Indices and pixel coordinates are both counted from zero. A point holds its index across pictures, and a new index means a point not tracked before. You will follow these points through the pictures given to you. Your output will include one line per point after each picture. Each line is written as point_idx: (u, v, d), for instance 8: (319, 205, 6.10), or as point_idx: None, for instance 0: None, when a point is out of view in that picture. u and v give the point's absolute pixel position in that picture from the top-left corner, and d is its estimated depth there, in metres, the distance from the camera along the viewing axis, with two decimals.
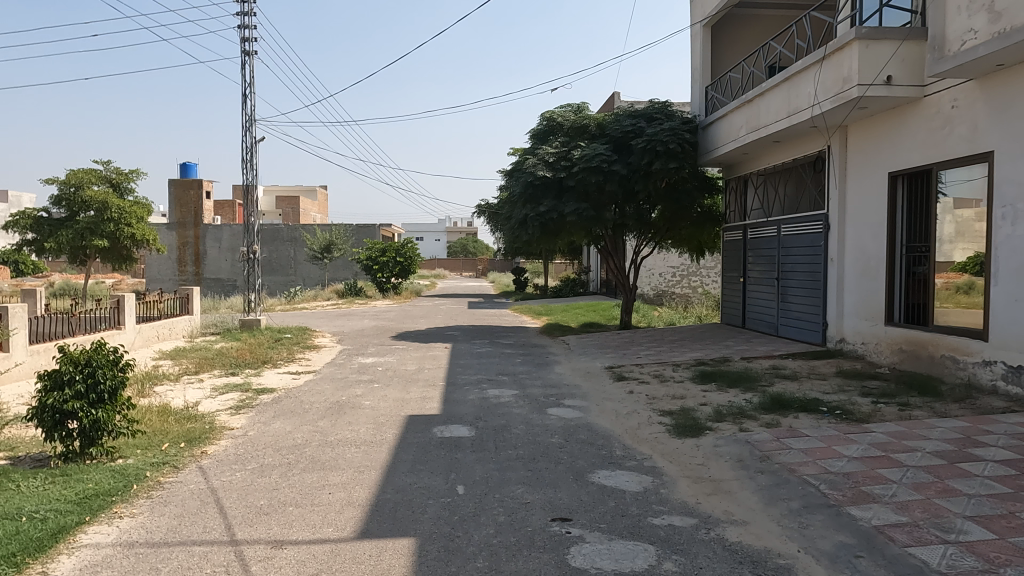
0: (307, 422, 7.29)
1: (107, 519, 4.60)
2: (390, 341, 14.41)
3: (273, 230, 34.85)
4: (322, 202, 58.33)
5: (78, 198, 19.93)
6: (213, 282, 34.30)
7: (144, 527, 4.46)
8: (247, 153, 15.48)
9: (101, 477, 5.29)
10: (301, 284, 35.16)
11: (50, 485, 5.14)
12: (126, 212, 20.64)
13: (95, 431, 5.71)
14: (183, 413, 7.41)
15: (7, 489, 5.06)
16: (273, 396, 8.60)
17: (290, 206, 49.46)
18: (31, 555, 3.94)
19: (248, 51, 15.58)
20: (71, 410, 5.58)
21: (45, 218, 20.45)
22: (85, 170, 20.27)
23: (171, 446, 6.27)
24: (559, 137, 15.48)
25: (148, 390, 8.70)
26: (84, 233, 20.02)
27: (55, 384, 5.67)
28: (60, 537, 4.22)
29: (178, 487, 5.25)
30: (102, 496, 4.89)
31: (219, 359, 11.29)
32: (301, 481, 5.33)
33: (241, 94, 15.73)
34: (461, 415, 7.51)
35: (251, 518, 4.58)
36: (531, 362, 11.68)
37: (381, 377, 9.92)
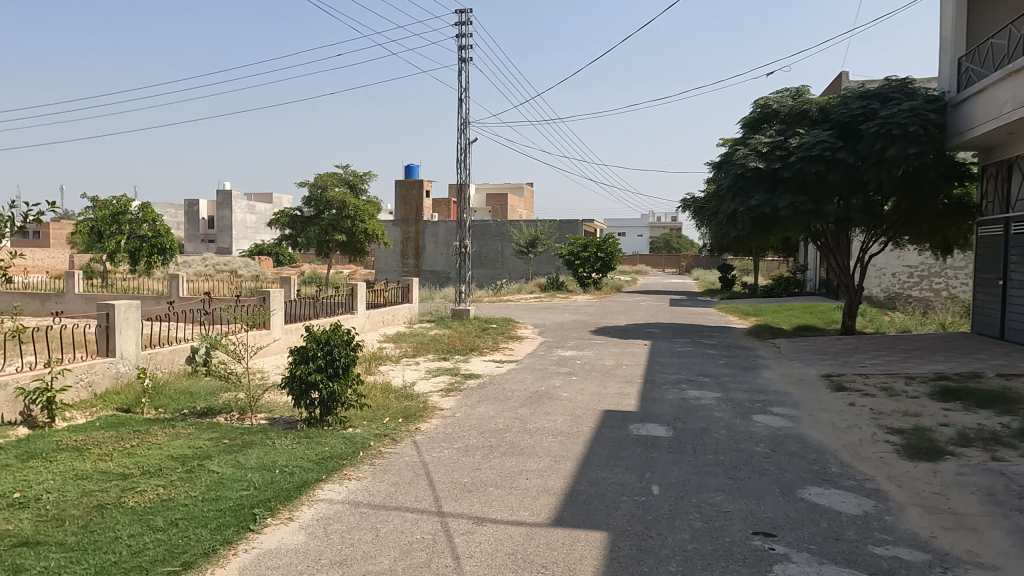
0: (508, 409, 7.64)
1: (338, 479, 5.25)
2: (589, 335, 14.54)
3: (483, 226, 37.02)
4: (528, 200, 60.76)
5: (323, 198, 23.00)
6: (430, 274, 37.31)
7: (368, 490, 5.01)
8: (461, 154, 16.60)
9: (335, 442, 6.06)
10: (507, 277, 36.79)
11: (297, 444, 6.02)
12: (360, 210, 23.35)
13: (331, 402, 6.57)
14: (401, 392, 8.20)
15: (265, 445, 6.03)
16: (478, 382, 9.16)
17: (499, 204, 52.26)
18: (281, 503, 4.67)
19: (464, 58, 16.66)
20: (313, 381, 6.45)
21: (298, 215, 23.76)
22: (329, 174, 23.32)
23: (391, 420, 6.99)
24: (774, 125, 14.47)
25: (374, 368, 9.81)
26: (327, 229, 23.05)
27: (302, 359, 6.59)
28: (303, 490, 4.93)
29: (396, 457, 5.81)
30: (335, 458, 5.61)
31: (433, 344, 12.30)
32: (501, 463, 5.60)
33: (457, 98, 16.85)
34: (659, 414, 7.34)
35: (456, 492, 4.93)
36: (735, 364, 11.05)
37: (579, 370, 10.07)
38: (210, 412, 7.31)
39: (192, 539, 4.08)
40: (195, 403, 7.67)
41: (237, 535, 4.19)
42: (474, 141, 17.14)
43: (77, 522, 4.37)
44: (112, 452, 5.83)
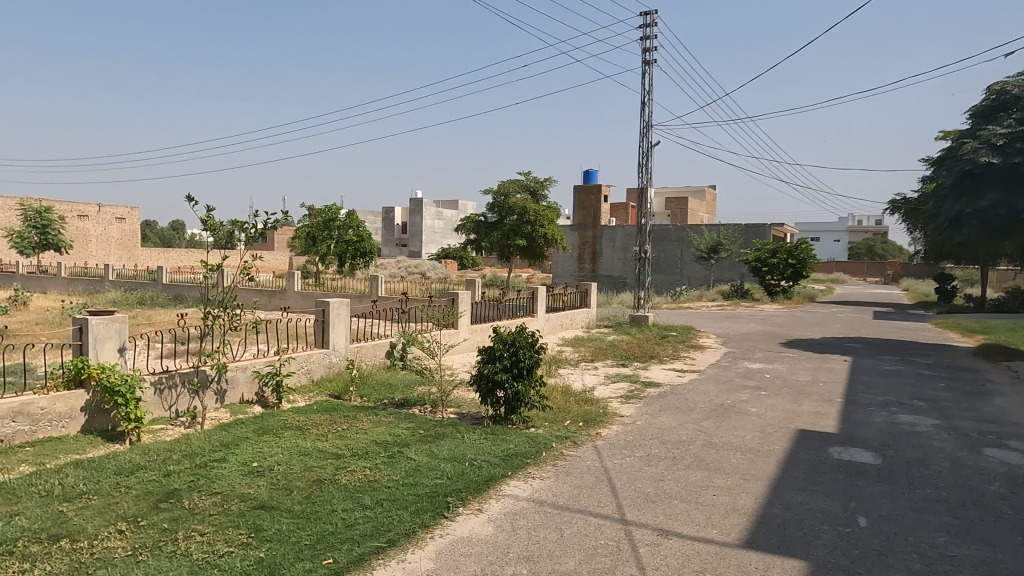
0: (692, 421, 7.37)
1: (523, 476, 5.42)
2: (779, 348, 13.57)
3: (663, 230, 36.27)
4: (710, 204, 58.35)
5: (506, 204, 23.99)
6: (607, 279, 37.15)
7: (551, 490, 5.11)
8: (643, 158, 16.37)
9: (520, 440, 6.29)
10: (687, 284, 35.44)
11: (484, 439, 6.33)
12: (540, 215, 23.97)
13: (516, 401, 6.81)
14: (582, 396, 8.26)
15: (456, 438, 6.41)
16: (659, 390, 8.96)
17: (679, 208, 50.77)
18: (471, 494, 4.93)
19: (648, 61, 16.43)
20: (499, 381, 6.74)
21: (482, 221, 24.98)
22: (511, 181, 24.27)
23: (572, 423, 7.08)
24: (1015, 111, 12.42)
25: (554, 371, 9.99)
26: (509, 234, 23.98)
27: (490, 358, 6.90)
28: (491, 484, 5.16)
29: (578, 460, 5.87)
30: (520, 456, 5.81)
31: (612, 350, 12.25)
32: (686, 477, 5.42)
33: (639, 102, 16.66)
34: (864, 439, 6.65)
35: (640, 502, 4.87)
36: (959, 388, 9.66)
37: (768, 385, 9.43)
38: (407, 403, 7.94)
39: (395, 520, 4.46)
40: (394, 394, 8.38)
41: (433, 520, 4.50)
42: (656, 144, 16.81)
43: (301, 492, 4.98)
44: (327, 433, 6.55)
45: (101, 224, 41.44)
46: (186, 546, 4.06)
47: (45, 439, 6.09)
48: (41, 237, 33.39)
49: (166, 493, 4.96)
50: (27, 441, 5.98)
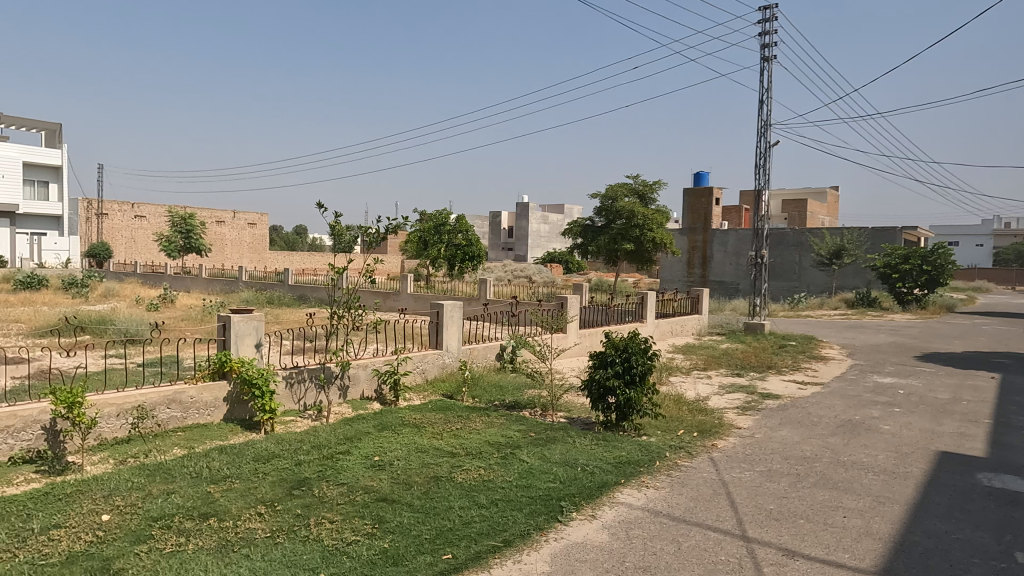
0: (816, 436, 6.96)
1: (636, 484, 5.34)
2: (913, 362, 12.54)
3: (779, 235, 34.68)
4: (833, 206, 54.86)
5: (613, 208, 23.87)
6: (718, 285, 35.82)
7: (667, 501, 5.00)
8: (760, 159, 15.68)
9: (632, 448, 6.20)
10: (805, 291, 33.50)
11: (596, 445, 6.30)
12: (649, 219, 23.58)
13: (628, 408, 6.72)
14: (695, 405, 8.03)
15: (567, 442, 6.43)
16: (778, 403, 8.53)
17: (797, 210, 48.13)
18: (585, 500, 4.93)
19: (767, 57, 15.72)
20: (611, 387, 6.66)
21: (589, 226, 24.96)
22: (619, 185, 24.09)
23: (686, 433, 6.90)
24: None
25: (665, 379, 9.77)
26: (617, 239, 23.81)
27: (601, 363, 6.84)
28: (604, 491, 5.13)
29: (693, 471, 5.70)
30: (633, 464, 5.73)
31: (726, 358, 11.81)
32: (812, 496, 5.13)
33: (757, 100, 15.96)
34: (1019, 466, 6.01)
35: (762, 519, 4.66)
36: None
37: (902, 401, 8.73)
38: (518, 406, 8.04)
39: (510, 520, 4.53)
40: (505, 396, 8.52)
41: (548, 523, 4.53)
42: (775, 144, 16.04)
43: (420, 488, 5.17)
44: (442, 431, 6.76)
45: (235, 229, 45.06)
46: (318, 532, 4.33)
47: (194, 425, 6.69)
48: (186, 240, 36.76)
49: (298, 481, 5.31)
50: (178, 426, 6.60)
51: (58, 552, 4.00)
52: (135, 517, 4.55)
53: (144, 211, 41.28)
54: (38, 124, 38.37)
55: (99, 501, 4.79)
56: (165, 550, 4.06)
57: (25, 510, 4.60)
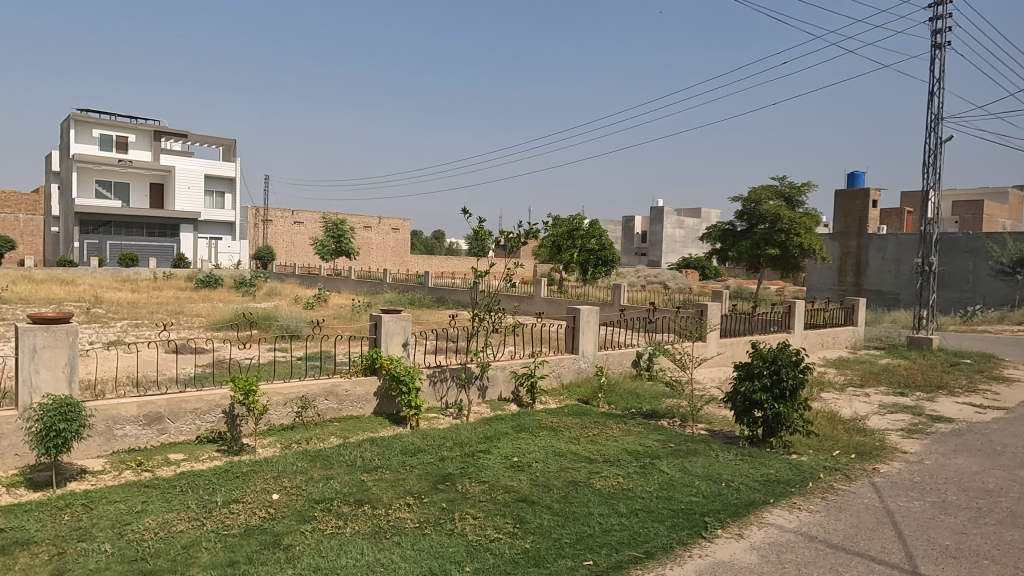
0: (1000, 467, 6.17)
1: (787, 506, 5.02)
2: None
3: (951, 240, 31.17)
4: (1016, 207, 48.53)
5: (757, 211, 22.78)
6: (873, 295, 30.49)
7: (822, 526, 4.66)
8: (930, 156, 14.21)
9: (781, 466, 5.84)
10: (981, 303, 29.91)
11: (741, 461, 6.00)
12: (796, 223, 22.17)
13: (777, 424, 6.33)
14: (852, 424, 7.41)
15: (709, 455, 6.18)
16: (952, 427, 7.66)
17: (972, 212, 43.07)
18: (731, 517, 4.71)
19: (939, 44, 14.23)
20: (758, 400, 6.31)
21: (729, 230, 23.93)
22: (764, 187, 22.96)
23: (842, 454, 6.39)
24: None
25: (817, 394, 9.10)
26: (760, 243, 22.59)
27: (747, 375, 6.49)
28: (752, 510, 4.87)
29: (852, 496, 5.27)
30: (782, 484, 5.39)
31: (887, 375, 10.80)
32: (998, 534, 4.55)
33: (926, 92, 14.48)
34: None
35: (935, 555, 4.20)
36: None
37: None
38: (656, 415, 7.84)
39: (652, 532, 4.43)
40: (642, 404, 8.35)
41: (691, 538, 4.37)
42: (948, 140, 14.47)
43: (559, 491, 5.20)
44: (579, 437, 6.75)
45: (381, 233, 47.94)
46: (462, 527, 4.48)
47: (348, 416, 7.18)
48: (337, 244, 39.60)
49: (442, 476, 5.53)
50: (334, 416, 7.12)
51: (237, 523, 4.46)
52: (300, 498, 4.96)
53: (303, 217, 45.03)
54: (218, 140, 43.15)
55: (270, 481, 5.28)
56: (326, 531, 4.39)
57: (210, 484, 5.17)
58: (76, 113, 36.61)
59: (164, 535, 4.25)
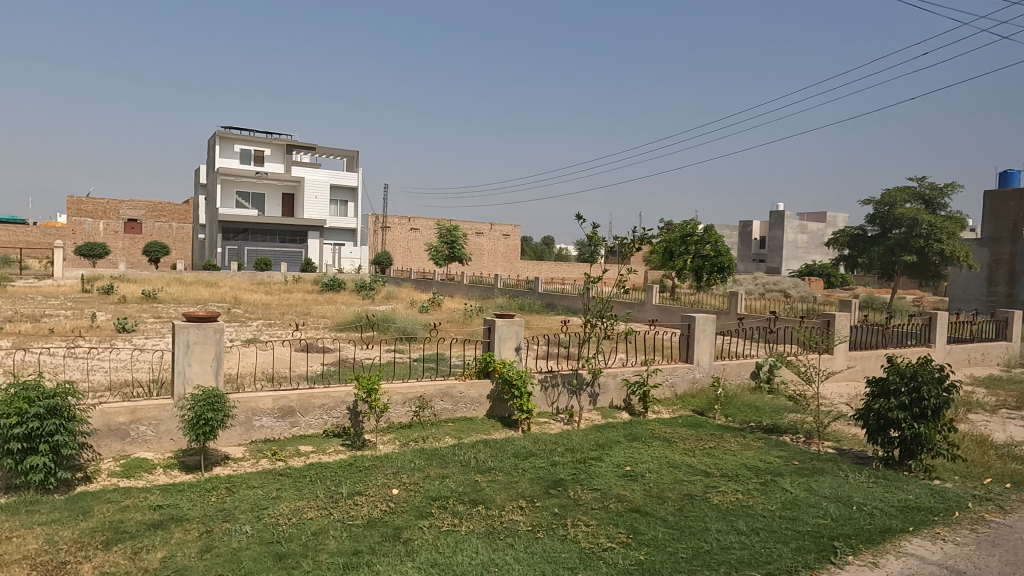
0: None
1: (929, 535, 4.60)
2: None
3: None
4: None
5: (891, 215, 21.41)
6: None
7: (971, 560, 4.22)
8: None
9: (921, 492, 5.36)
10: None
11: (874, 483, 5.58)
12: (937, 227, 20.28)
13: (916, 445, 5.82)
14: (1006, 450, 6.67)
15: (838, 476, 5.79)
16: None
17: None
18: (864, 544, 4.39)
19: None
20: (894, 419, 5.82)
21: (860, 236, 22.60)
22: (900, 190, 21.54)
23: (994, 483, 5.77)
24: None
25: (963, 415, 8.27)
26: (894, 249, 21.08)
27: (882, 392, 6.01)
28: (888, 537, 4.51)
29: (1007, 530, 4.74)
30: (923, 511, 4.95)
31: None
32: None
33: None
34: None
35: None
36: None
37: None
38: (777, 430, 7.45)
39: (774, 553, 4.21)
40: (762, 418, 7.96)
41: (818, 563, 4.12)
42: None
43: (674, 504, 5.06)
44: (694, 449, 6.55)
45: (492, 239, 48.89)
46: (575, 534, 4.46)
47: (462, 418, 7.38)
48: (450, 250, 40.79)
49: (554, 481, 5.55)
50: (449, 417, 7.33)
51: (361, 515, 4.70)
52: (418, 494, 5.15)
53: (419, 224, 46.81)
54: (342, 152, 45.83)
55: (390, 477, 5.52)
56: (442, 528, 4.52)
57: (335, 476, 5.48)
58: (220, 130, 40.26)
59: (295, 521, 4.55)
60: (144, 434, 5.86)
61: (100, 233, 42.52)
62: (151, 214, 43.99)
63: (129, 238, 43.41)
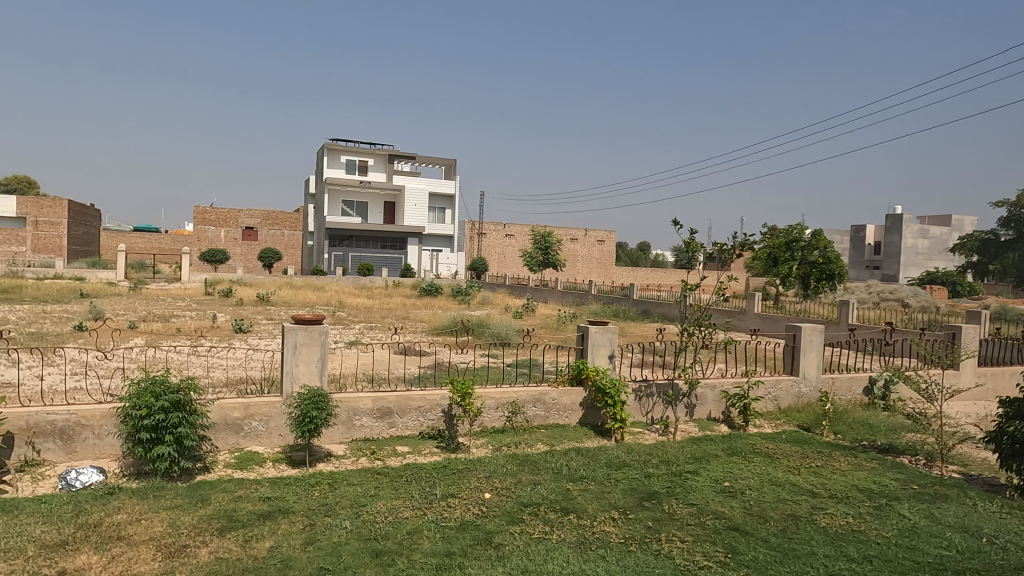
0: None
1: None
2: None
3: None
4: None
5: None
6: None
7: None
8: None
9: None
10: None
11: (1007, 514, 5.05)
12: None
13: None
14: None
15: (964, 504, 5.29)
16: None
17: None
18: None
19: None
20: None
21: None
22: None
23: None
24: None
25: None
26: None
27: (1017, 414, 5.45)
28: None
29: None
30: None
31: None
32: None
33: None
34: None
35: None
36: None
37: None
38: (893, 451, 6.92)
39: None
40: (875, 437, 7.42)
41: None
42: None
43: (776, 524, 4.80)
44: (799, 467, 6.20)
45: (586, 245, 48.67)
46: (669, 549, 4.33)
47: (554, 424, 7.36)
48: (545, 256, 40.89)
49: (648, 493, 5.41)
50: (542, 423, 7.33)
51: (454, 517, 4.77)
52: (510, 499, 5.17)
53: (514, 230, 47.31)
54: (441, 161, 47.11)
55: (483, 481, 5.58)
56: (533, 535, 4.52)
57: (430, 477, 5.61)
58: (328, 143, 42.50)
59: (392, 519, 4.69)
60: (256, 429, 6.24)
61: (221, 240, 45.92)
62: (266, 222, 47.01)
63: (246, 245, 46.58)
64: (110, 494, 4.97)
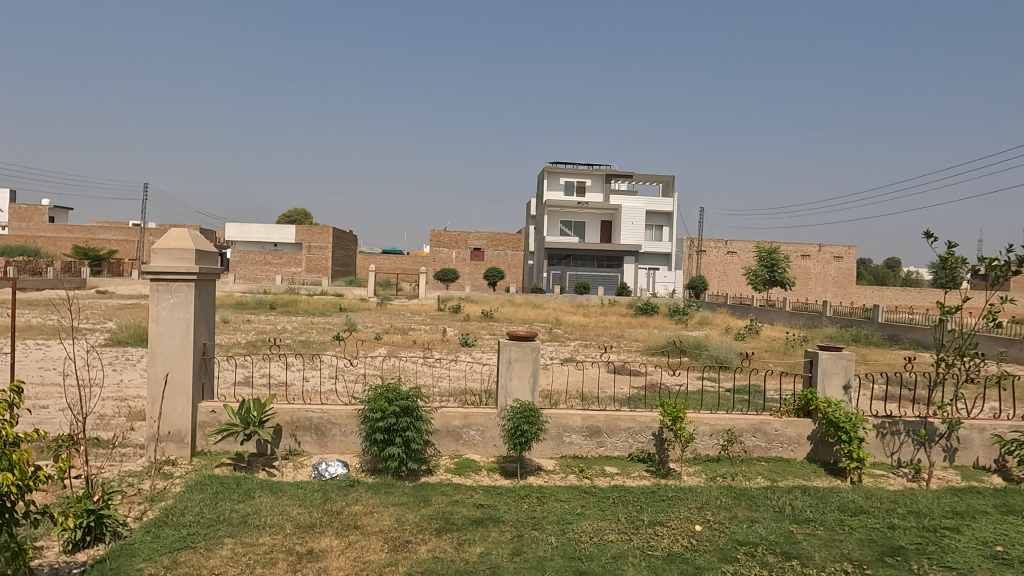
0: None
1: None
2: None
3: None
4: None
5: None
6: None
7: None
8: None
9: None
10: None
11: None
12: None
13: None
14: None
15: None
16: None
17: None
18: None
19: None
20: None
21: None
22: None
23: None
24: None
25: None
26: None
27: None
28: None
29: None
30: None
31: None
32: None
33: None
34: None
35: None
36: None
37: None
38: None
39: None
40: None
41: None
42: None
43: None
44: None
45: (821, 263, 44.51)
46: None
47: (777, 457, 6.75)
48: (771, 274, 38.00)
49: (891, 548, 4.68)
50: (762, 455, 6.76)
51: (661, 546, 4.57)
52: (723, 535, 4.82)
53: (737, 247, 44.97)
54: (659, 179, 46.46)
55: (694, 512, 5.27)
56: None
57: (638, 502, 5.46)
58: (549, 166, 44.30)
59: (597, 541, 4.63)
60: (473, 438, 6.61)
61: (453, 261, 50.05)
62: (492, 243, 50.24)
63: (474, 264, 50.19)
64: (350, 486, 5.61)
